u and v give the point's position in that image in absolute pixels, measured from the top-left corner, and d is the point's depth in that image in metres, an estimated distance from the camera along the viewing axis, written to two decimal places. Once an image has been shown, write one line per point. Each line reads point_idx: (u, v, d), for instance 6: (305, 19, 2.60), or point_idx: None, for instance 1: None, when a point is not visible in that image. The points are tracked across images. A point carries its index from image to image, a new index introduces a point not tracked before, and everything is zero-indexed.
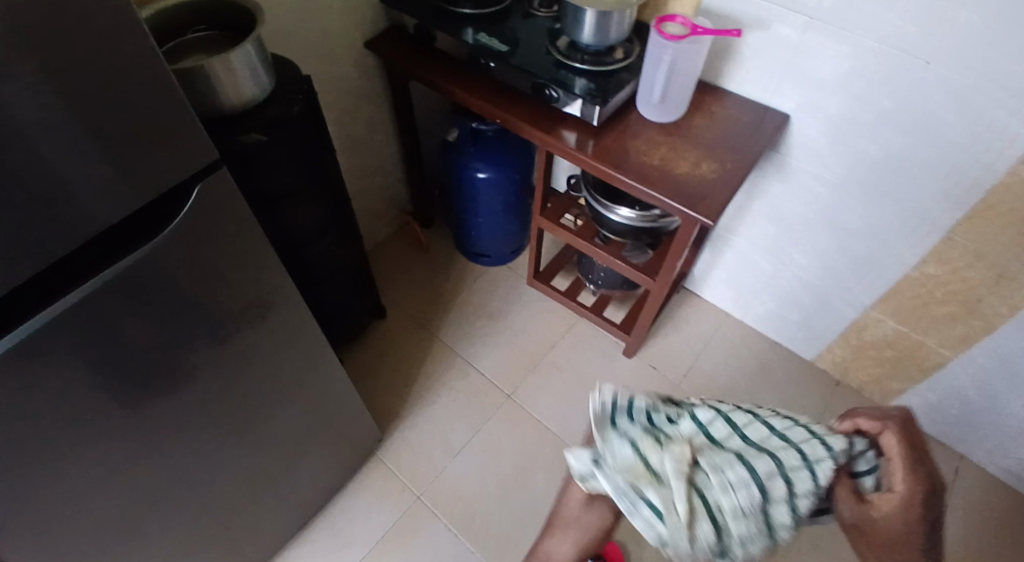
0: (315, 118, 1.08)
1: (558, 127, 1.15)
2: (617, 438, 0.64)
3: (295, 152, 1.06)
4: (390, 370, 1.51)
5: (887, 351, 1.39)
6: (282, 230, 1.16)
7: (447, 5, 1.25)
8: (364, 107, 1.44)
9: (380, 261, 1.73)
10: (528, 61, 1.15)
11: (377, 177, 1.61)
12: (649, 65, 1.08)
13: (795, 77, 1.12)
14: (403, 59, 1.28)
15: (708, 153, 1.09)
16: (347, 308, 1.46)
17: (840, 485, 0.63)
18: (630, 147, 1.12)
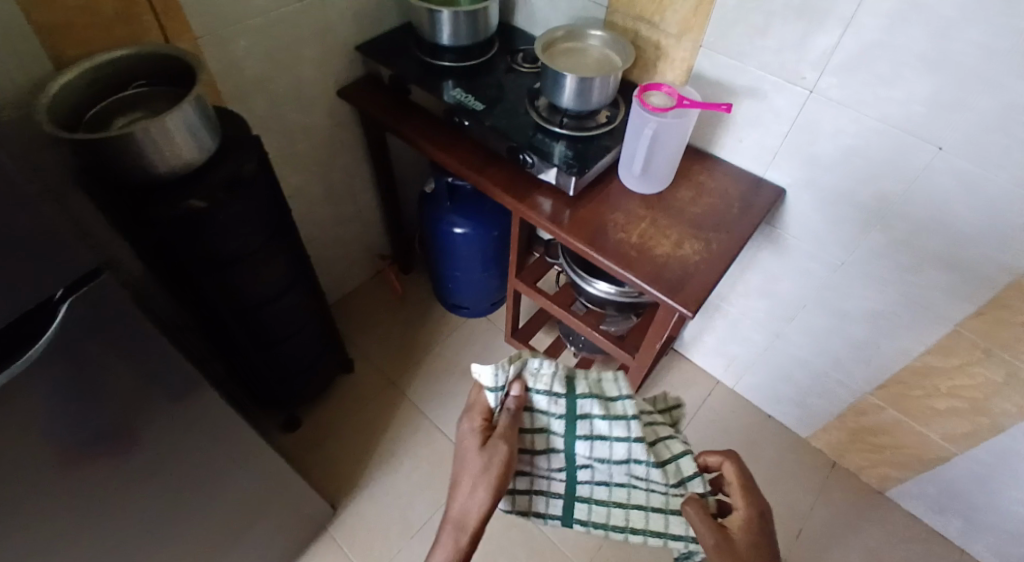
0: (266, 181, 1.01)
1: (535, 193, 1.07)
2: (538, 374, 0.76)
3: (248, 215, 0.98)
4: (352, 433, 1.44)
5: (885, 438, 1.29)
6: (235, 294, 1.07)
7: (427, 57, 1.20)
8: (339, 155, 1.38)
9: (355, 308, 1.66)
10: (503, 122, 1.08)
11: (353, 224, 1.55)
12: (632, 137, 1.00)
13: (790, 152, 1.03)
14: (377, 110, 1.20)
15: (692, 232, 1.01)
16: (309, 366, 1.38)
17: (694, 508, 0.73)
18: (609, 219, 1.03)
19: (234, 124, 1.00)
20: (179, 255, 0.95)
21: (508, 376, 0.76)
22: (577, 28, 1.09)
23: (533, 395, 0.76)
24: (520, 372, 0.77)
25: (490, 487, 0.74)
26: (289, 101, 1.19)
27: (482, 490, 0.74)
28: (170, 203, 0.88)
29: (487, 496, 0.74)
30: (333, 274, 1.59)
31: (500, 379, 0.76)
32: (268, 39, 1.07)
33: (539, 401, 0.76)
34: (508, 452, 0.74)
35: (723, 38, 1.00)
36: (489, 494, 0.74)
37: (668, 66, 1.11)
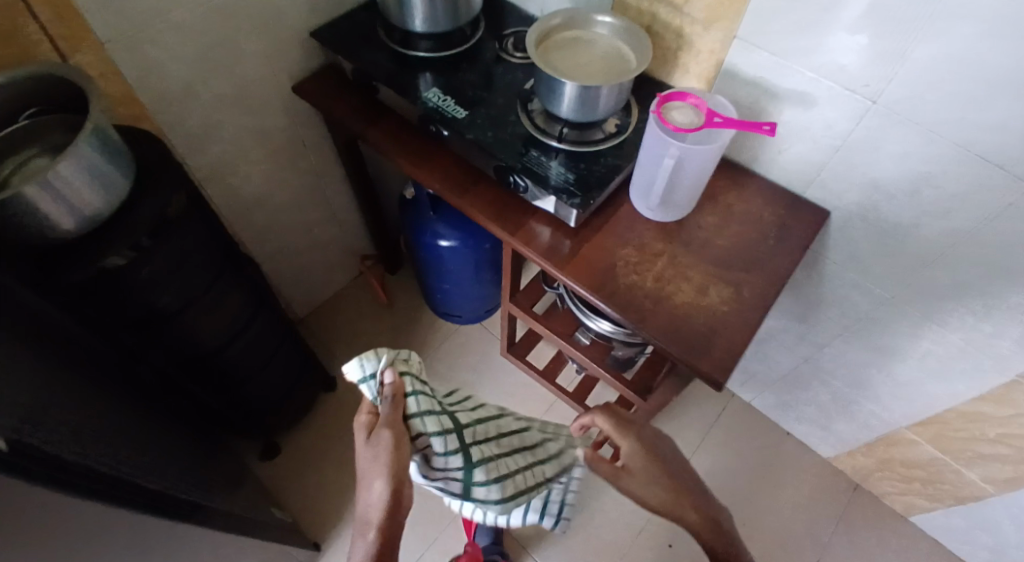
0: (195, 210, 0.85)
1: (528, 220, 0.90)
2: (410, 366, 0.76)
3: (181, 254, 0.83)
4: (336, 460, 1.33)
5: (916, 470, 1.17)
6: (184, 343, 0.92)
7: (397, 47, 1.00)
8: (304, 156, 1.19)
9: (336, 314, 1.51)
10: (490, 135, 0.90)
11: (327, 228, 1.37)
12: (648, 158, 0.82)
13: (837, 169, 0.86)
14: (341, 112, 1.01)
15: (717, 272, 0.84)
16: (282, 397, 1.24)
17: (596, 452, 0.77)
18: (617, 256, 0.86)
19: (150, 146, 0.82)
20: (109, 314, 0.79)
21: (381, 363, 0.71)
22: (581, 14, 0.89)
23: (411, 377, 0.73)
24: (399, 357, 0.75)
25: (389, 466, 0.64)
26: (236, 103, 0.99)
27: (379, 476, 0.64)
28: (91, 262, 0.71)
29: (388, 482, 0.64)
30: (310, 282, 1.44)
31: (371, 367, 0.70)
32: (200, 33, 0.87)
33: (412, 384, 0.72)
34: (395, 435, 0.66)
35: (763, 29, 0.80)
36: (389, 477, 0.64)
37: (692, 58, 0.91)
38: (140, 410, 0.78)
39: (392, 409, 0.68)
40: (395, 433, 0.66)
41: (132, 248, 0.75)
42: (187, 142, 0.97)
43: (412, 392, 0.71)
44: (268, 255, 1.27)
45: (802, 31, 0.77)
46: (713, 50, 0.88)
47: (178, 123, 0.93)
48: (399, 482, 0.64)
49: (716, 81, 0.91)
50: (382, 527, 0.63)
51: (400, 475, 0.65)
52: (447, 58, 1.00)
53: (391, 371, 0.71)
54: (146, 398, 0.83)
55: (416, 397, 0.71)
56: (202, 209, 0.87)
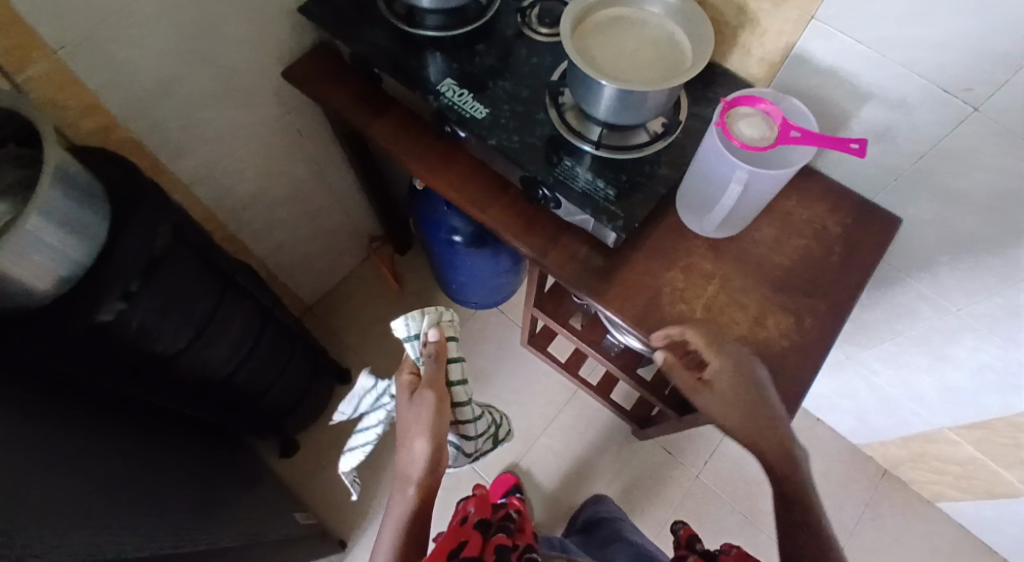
0: (182, 235, 0.75)
1: (559, 238, 0.80)
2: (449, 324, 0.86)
3: (174, 290, 0.75)
4: (353, 455, 1.30)
5: (953, 466, 1.14)
6: (191, 373, 0.86)
7: (402, 25, 0.84)
8: (300, 143, 1.06)
9: (345, 299, 1.43)
10: (515, 140, 0.77)
11: (331, 215, 1.26)
12: (709, 169, 0.71)
13: (918, 174, 0.75)
14: (340, 104, 0.87)
15: (775, 299, 0.75)
16: (301, 397, 1.19)
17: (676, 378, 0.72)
18: (662, 281, 0.77)
19: (123, 169, 0.71)
20: (108, 362, 0.73)
21: (428, 322, 0.80)
22: None
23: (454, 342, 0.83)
24: (441, 319, 0.82)
25: (432, 432, 0.74)
26: (221, 97, 0.86)
27: (422, 437, 0.74)
28: (86, 318, 0.64)
29: (430, 444, 0.74)
30: (316, 270, 1.34)
31: (419, 327, 0.79)
32: (171, 24, 0.73)
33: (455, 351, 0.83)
34: (437, 397, 0.77)
35: (853, 12, 0.66)
36: (431, 443, 0.74)
37: (755, 40, 0.76)
38: (137, 462, 0.72)
39: (434, 372, 0.78)
40: (435, 396, 0.76)
41: (124, 295, 0.68)
42: (169, 147, 0.84)
43: (456, 360, 0.83)
44: (270, 250, 1.17)
45: (902, 18, 0.63)
46: (783, 32, 0.73)
47: (157, 129, 0.81)
48: (437, 451, 0.74)
49: (782, 68, 0.77)
50: (424, 481, 0.73)
51: (437, 446, 0.74)
52: (460, 37, 0.85)
53: (436, 330, 0.79)
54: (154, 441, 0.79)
55: (457, 365, 0.83)
56: (190, 233, 0.78)
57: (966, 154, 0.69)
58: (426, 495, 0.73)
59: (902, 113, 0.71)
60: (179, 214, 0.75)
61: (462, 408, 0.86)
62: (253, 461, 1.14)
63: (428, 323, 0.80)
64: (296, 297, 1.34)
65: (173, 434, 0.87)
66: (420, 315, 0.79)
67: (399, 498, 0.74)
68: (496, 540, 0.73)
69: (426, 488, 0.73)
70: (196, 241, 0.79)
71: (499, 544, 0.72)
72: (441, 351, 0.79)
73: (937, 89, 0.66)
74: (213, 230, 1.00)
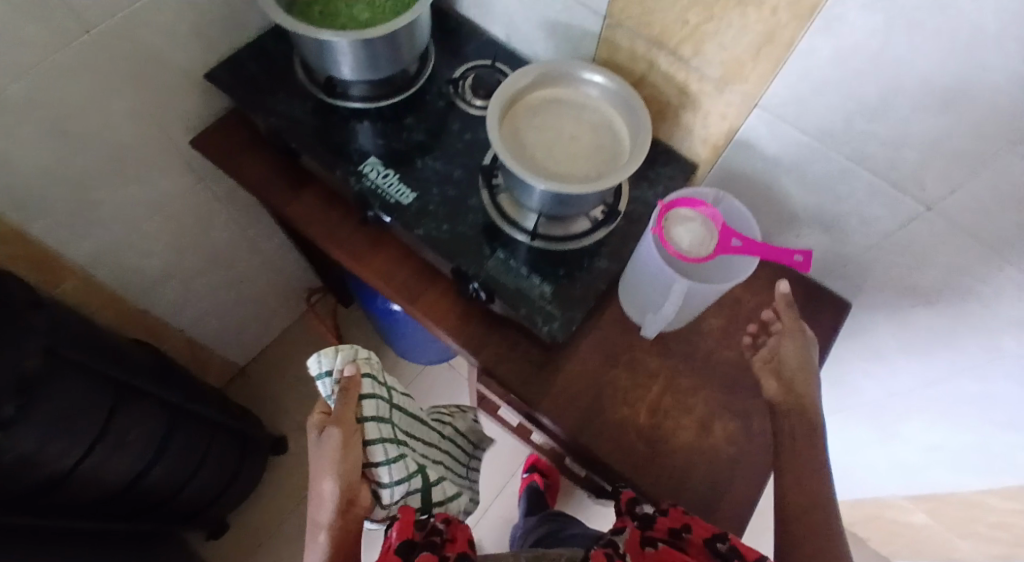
0: (64, 343, 0.68)
1: (495, 333, 0.73)
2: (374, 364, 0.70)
3: (57, 412, 0.66)
4: (291, 530, 1.22)
5: (905, 525, 1.13)
6: (88, 490, 0.77)
7: (321, 94, 0.77)
8: (219, 208, 0.97)
9: (282, 357, 1.34)
10: (444, 229, 0.71)
11: (261, 275, 1.17)
12: (647, 274, 0.66)
13: (867, 265, 0.72)
14: (252, 178, 0.79)
15: (724, 398, 0.71)
16: (221, 492, 1.09)
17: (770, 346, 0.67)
18: (605, 380, 0.71)
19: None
20: None
21: (343, 360, 0.65)
22: (567, 64, 0.67)
23: (372, 380, 0.68)
24: (358, 358, 0.67)
25: (342, 468, 0.60)
26: (117, 176, 0.78)
27: (329, 476, 0.59)
28: None
29: (338, 486, 0.59)
30: (247, 331, 1.25)
31: (332, 364, 0.65)
32: (48, 107, 0.65)
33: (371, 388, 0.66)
34: (347, 438, 0.61)
35: (797, 105, 0.61)
36: (340, 482, 0.59)
37: (699, 120, 0.71)
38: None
39: (342, 407, 0.62)
40: (344, 435, 0.61)
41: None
42: (57, 233, 0.75)
43: (370, 396, 0.65)
44: (190, 319, 1.08)
45: (849, 115, 0.59)
46: (727, 116, 0.68)
47: (41, 216, 0.72)
48: (351, 489, 0.60)
49: (727, 149, 0.72)
50: (336, 525, 0.58)
51: (349, 483, 0.60)
52: (385, 109, 0.78)
53: (350, 366, 0.65)
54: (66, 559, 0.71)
55: (375, 401, 0.66)
56: (75, 338, 0.70)
57: (916, 247, 0.66)
58: (341, 541, 0.58)
59: (849, 205, 0.67)
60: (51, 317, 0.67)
61: (379, 471, 0.64)
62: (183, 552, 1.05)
63: (343, 361, 0.65)
64: (226, 360, 1.25)
65: (90, 540, 0.80)
66: (332, 351, 0.65)
67: (312, 549, 0.59)
68: (422, 555, 0.57)
69: (342, 533, 0.59)
70: (84, 349, 0.71)
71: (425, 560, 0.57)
72: (355, 387, 0.63)
73: (882, 183, 0.62)
74: (117, 308, 0.91)
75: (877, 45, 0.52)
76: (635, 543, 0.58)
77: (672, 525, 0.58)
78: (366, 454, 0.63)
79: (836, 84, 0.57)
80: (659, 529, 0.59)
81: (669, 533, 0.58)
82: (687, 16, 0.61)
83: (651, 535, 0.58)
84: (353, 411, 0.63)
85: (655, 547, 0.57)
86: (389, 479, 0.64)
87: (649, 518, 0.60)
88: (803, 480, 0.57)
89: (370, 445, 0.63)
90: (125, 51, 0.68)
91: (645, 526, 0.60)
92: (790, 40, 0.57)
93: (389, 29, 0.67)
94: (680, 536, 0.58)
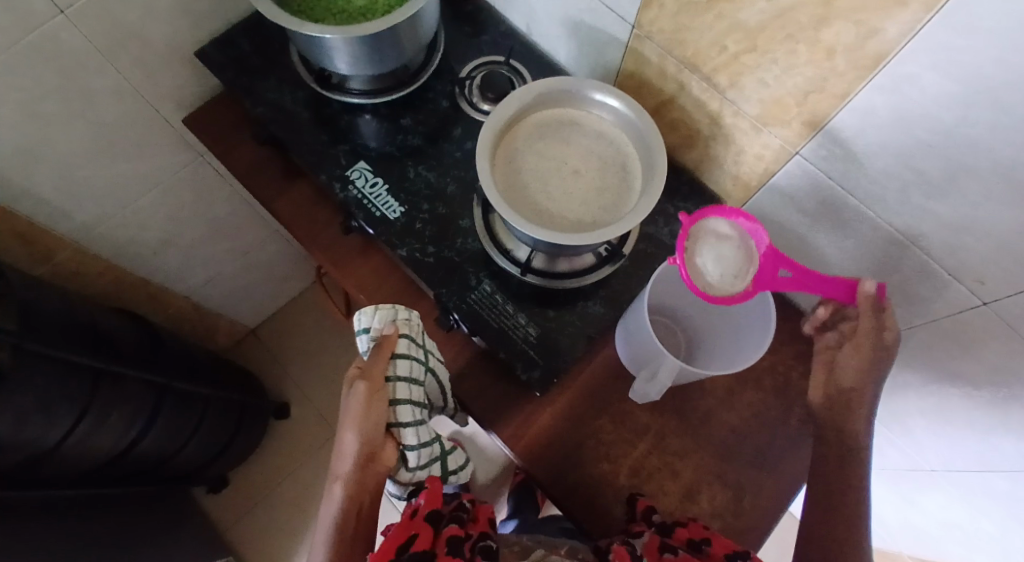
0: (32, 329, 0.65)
1: (474, 364, 0.67)
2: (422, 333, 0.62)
3: (31, 402, 0.64)
4: (287, 493, 1.25)
5: None
6: (75, 464, 0.76)
7: (317, 84, 0.70)
8: (221, 183, 0.94)
9: (290, 323, 1.35)
10: (429, 252, 0.65)
11: (270, 245, 1.15)
12: (638, 328, 0.58)
13: (909, 341, 0.62)
14: (239, 168, 0.74)
15: (719, 468, 0.64)
16: (207, 463, 1.07)
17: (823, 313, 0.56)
18: (589, 431, 0.65)
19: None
20: None
21: (382, 319, 0.60)
22: (585, 82, 0.59)
23: (410, 342, 0.60)
24: (398, 318, 0.60)
25: (366, 421, 0.55)
26: (102, 153, 0.75)
27: (351, 429, 0.55)
28: None
29: (360, 439, 0.54)
30: (254, 298, 1.25)
31: (370, 321, 0.60)
32: (20, 84, 0.61)
33: (409, 349, 0.59)
34: (371, 394, 0.55)
35: (846, 161, 0.51)
36: (362, 435, 0.54)
37: (729, 156, 0.62)
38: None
39: (372, 362, 0.57)
40: (370, 389, 0.55)
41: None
42: (44, 208, 0.74)
43: (406, 357, 0.58)
44: (195, 286, 1.07)
45: (904, 186, 0.49)
46: (762, 157, 0.58)
47: (23, 193, 0.70)
48: (374, 444, 0.55)
49: (758, 191, 0.62)
50: (352, 480, 0.54)
51: (370, 439, 0.55)
52: (382, 105, 0.71)
53: (388, 324, 0.59)
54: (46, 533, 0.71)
55: (412, 364, 0.58)
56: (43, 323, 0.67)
57: (969, 338, 0.56)
58: (358, 495, 0.54)
59: (896, 278, 0.57)
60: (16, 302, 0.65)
61: (403, 432, 0.57)
62: (175, 510, 1.10)
63: (381, 320, 0.60)
64: (235, 323, 1.26)
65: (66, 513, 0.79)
66: (371, 309, 0.60)
67: (329, 501, 0.55)
68: (449, 531, 0.51)
69: (359, 489, 0.54)
70: (55, 335, 0.69)
71: (452, 537, 0.50)
72: (388, 344, 0.57)
73: (934, 265, 0.52)
74: (114, 277, 0.90)
75: (951, 118, 0.42)
76: (655, 548, 0.52)
77: (693, 537, 0.53)
78: (390, 413, 0.57)
79: (894, 149, 0.47)
80: (678, 539, 0.54)
81: (688, 544, 0.53)
82: (725, 42, 0.52)
83: (671, 541, 0.52)
84: (384, 366, 0.57)
85: (674, 554, 0.51)
86: (413, 444, 0.57)
87: (667, 525, 0.55)
88: (833, 517, 0.50)
89: (398, 405, 0.57)
90: (106, 26, 0.63)
91: (661, 534, 0.54)
92: (844, 90, 0.47)
93: (386, 25, 0.59)
94: (699, 549, 0.52)
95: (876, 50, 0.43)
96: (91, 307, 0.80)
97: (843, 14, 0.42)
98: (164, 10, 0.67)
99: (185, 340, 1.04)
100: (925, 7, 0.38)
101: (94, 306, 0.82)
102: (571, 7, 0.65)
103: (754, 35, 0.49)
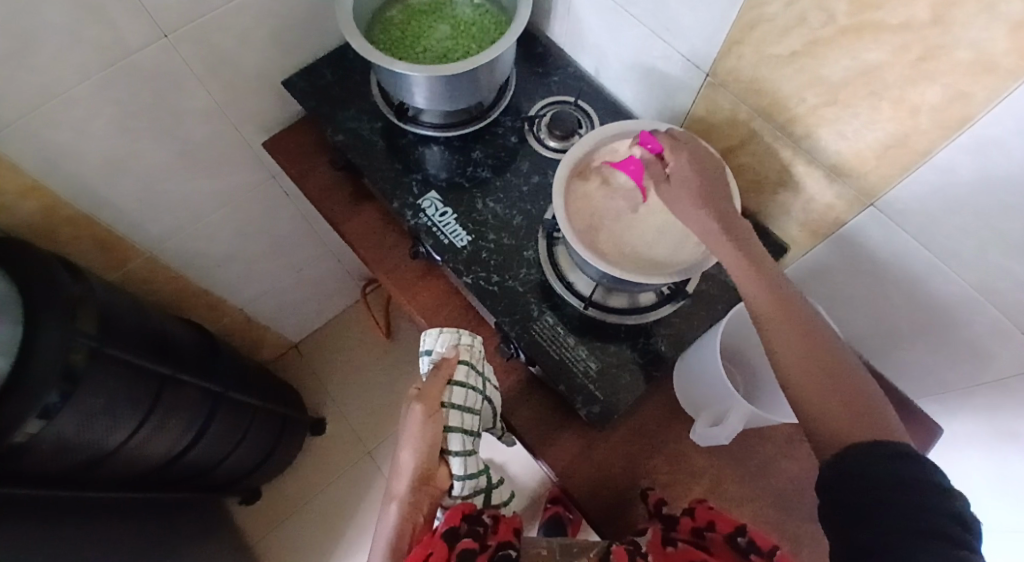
0: (106, 335, 0.67)
1: (528, 396, 0.68)
2: (477, 364, 0.61)
3: (100, 404, 0.66)
4: (315, 507, 1.25)
5: None
6: (131, 467, 0.78)
7: (393, 117, 0.74)
8: (285, 201, 0.98)
9: (334, 339, 1.38)
10: (493, 281, 0.66)
11: (321, 261, 1.19)
12: (701, 366, 0.60)
13: (980, 403, 0.61)
14: (313, 191, 0.77)
15: (776, 518, 0.63)
16: (245, 473, 1.08)
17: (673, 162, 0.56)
18: (641, 471, 0.64)
19: (42, 277, 0.63)
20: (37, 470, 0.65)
21: (445, 342, 0.61)
22: (658, 125, 0.63)
23: (469, 369, 0.59)
24: (462, 343, 0.61)
25: (422, 441, 0.55)
26: (182, 168, 0.79)
27: (409, 447, 0.55)
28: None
29: (417, 458, 0.54)
30: (302, 313, 1.29)
31: (434, 343, 0.62)
32: (122, 102, 0.65)
33: (467, 377, 0.59)
34: (428, 414, 0.55)
35: (922, 217, 0.51)
36: (419, 455, 0.54)
37: (798, 203, 0.63)
38: (79, 552, 0.70)
39: (430, 383, 0.57)
40: (426, 412, 0.55)
41: (38, 417, 0.60)
42: (126, 218, 0.78)
43: (462, 385, 0.58)
44: (250, 299, 1.11)
45: (985, 246, 0.49)
46: (833, 207, 0.59)
47: (107, 202, 0.74)
48: (429, 466, 0.55)
49: (826, 240, 0.63)
50: (406, 500, 0.54)
51: (428, 460, 0.54)
52: (454, 139, 0.74)
53: (451, 347, 0.60)
54: (87, 537, 0.72)
55: (468, 392, 0.58)
56: (117, 329, 0.70)
57: None
58: (411, 517, 0.53)
59: (968, 336, 0.56)
60: (96, 308, 0.68)
61: (453, 460, 0.56)
62: (210, 517, 1.11)
63: (444, 343, 0.61)
64: (281, 336, 1.29)
65: (115, 515, 0.80)
66: (436, 331, 0.62)
67: (384, 520, 0.54)
68: (463, 545, 0.50)
69: (413, 510, 0.53)
70: (127, 340, 0.71)
71: (465, 551, 0.49)
72: (446, 367, 0.58)
73: (1009, 326, 0.51)
74: (177, 287, 0.94)
75: None
76: (657, 541, 0.53)
77: (696, 524, 0.55)
78: (444, 440, 0.56)
79: (976, 210, 0.47)
80: (682, 530, 0.55)
81: (692, 533, 0.54)
82: (804, 94, 0.54)
83: (673, 534, 0.54)
84: (440, 389, 0.57)
85: (676, 546, 0.52)
86: (459, 473, 0.57)
87: (673, 519, 0.56)
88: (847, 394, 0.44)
89: (449, 432, 0.56)
90: (203, 51, 0.68)
91: (668, 528, 0.55)
92: (926, 146, 0.47)
93: (472, 65, 0.62)
94: (702, 536, 0.54)
95: (960, 113, 0.43)
96: (157, 314, 0.84)
97: (931, 77, 0.44)
98: (257, 41, 0.72)
99: (235, 350, 1.07)
100: (1015, 76, 0.38)
101: (158, 312, 0.85)
102: (647, 55, 0.67)
103: (834, 89, 0.51)
